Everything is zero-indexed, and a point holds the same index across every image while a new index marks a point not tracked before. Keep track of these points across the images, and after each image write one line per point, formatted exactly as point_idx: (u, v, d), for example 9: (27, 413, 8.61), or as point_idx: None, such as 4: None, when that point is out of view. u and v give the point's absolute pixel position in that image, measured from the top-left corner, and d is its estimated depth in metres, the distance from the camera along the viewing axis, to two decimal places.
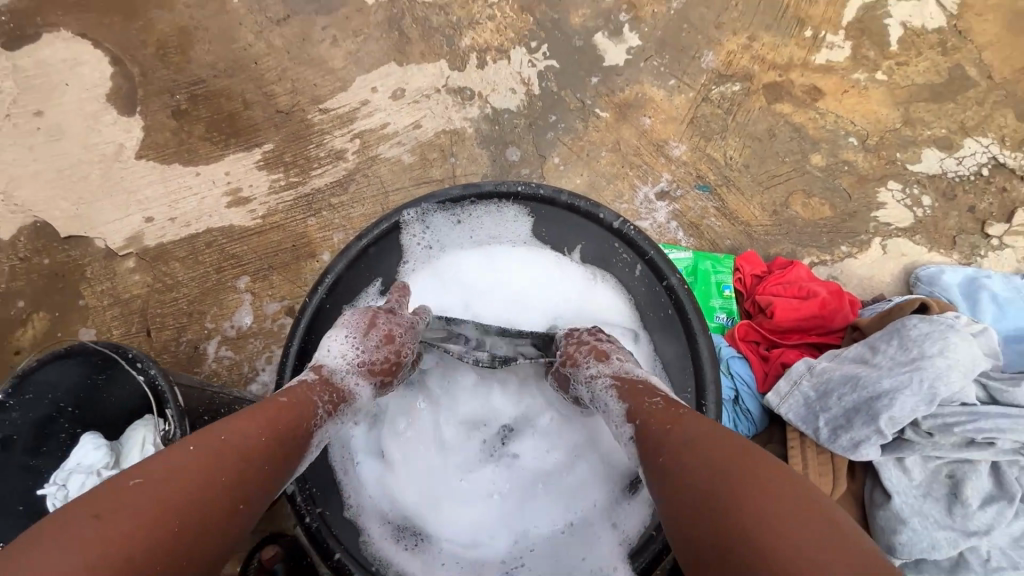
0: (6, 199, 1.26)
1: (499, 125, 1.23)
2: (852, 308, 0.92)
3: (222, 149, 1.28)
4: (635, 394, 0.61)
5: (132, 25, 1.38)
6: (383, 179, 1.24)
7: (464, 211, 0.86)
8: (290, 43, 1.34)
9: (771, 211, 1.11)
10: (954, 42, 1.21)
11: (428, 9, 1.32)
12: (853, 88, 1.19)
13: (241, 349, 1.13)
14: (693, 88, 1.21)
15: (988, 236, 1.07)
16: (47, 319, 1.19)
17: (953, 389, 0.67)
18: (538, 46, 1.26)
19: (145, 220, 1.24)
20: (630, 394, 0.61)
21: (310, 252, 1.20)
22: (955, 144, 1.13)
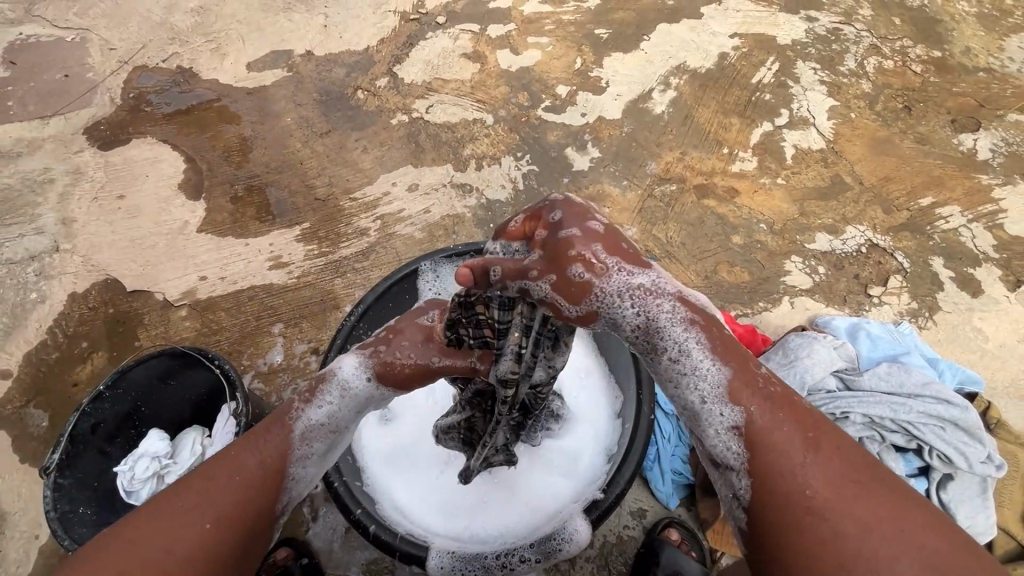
0: (85, 261, 1.54)
1: (492, 211, 1.58)
2: (764, 344, 1.19)
3: (269, 226, 1.60)
4: (727, 349, 0.58)
5: (207, 134, 1.77)
6: (399, 250, 1.55)
7: (464, 262, 1.14)
8: (330, 150, 1.73)
9: (704, 275, 1.42)
10: (832, 159, 1.62)
11: (439, 128, 1.73)
12: (761, 189, 1.57)
13: (271, 381, 1.36)
14: (641, 187, 1.58)
15: (871, 296, 1.38)
16: (105, 357, 1.40)
17: (816, 379, 0.93)
18: (523, 156, 1.66)
19: (199, 278, 1.51)
20: (726, 352, 0.58)
21: (335, 305, 1.46)
22: (840, 230, 1.48)
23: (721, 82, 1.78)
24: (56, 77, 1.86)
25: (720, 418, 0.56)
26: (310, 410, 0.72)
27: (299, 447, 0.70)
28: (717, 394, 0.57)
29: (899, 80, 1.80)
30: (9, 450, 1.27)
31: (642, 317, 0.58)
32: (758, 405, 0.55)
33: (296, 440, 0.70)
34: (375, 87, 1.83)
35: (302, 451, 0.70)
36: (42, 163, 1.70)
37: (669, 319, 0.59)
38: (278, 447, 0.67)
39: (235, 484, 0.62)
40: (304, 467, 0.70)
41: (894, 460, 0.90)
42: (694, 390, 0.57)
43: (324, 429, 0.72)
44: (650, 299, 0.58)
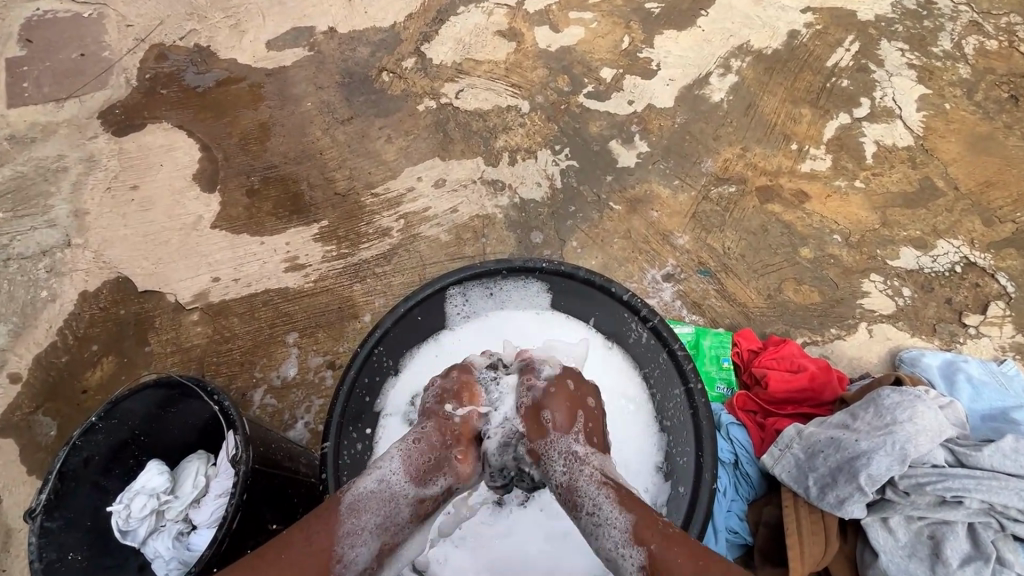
0: (97, 257, 1.46)
1: (526, 213, 1.42)
2: (841, 384, 1.03)
3: (286, 223, 1.49)
4: (632, 499, 0.66)
5: (223, 120, 1.65)
6: (423, 254, 1.42)
7: (496, 285, 1.00)
8: (352, 139, 1.59)
9: (766, 294, 1.25)
10: (921, 159, 1.40)
11: (470, 116, 1.57)
12: (835, 193, 1.36)
13: (284, 397, 1.26)
14: (695, 189, 1.40)
15: (965, 325, 1.18)
16: (115, 363, 1.33)
17: (921, 451, 0.77)
18: (561, 149, 1.49)
19: (212, 280, 1.42)
20: (631, 501, 0.66)
21: (353, 314, 1.35)
22: (929, 244, 1.28)
23: (791, 65, 1.56)
24: (71, 56, 1.77)
25: (628, 561, 0.63)
26: (368, 478, 0.70)
27: (348, 521, 0.67)
28: (624, 538, 0.64)
29: (1004, 64, 1.54)
30: (17, 460, 1.22)
31: (567, 479, 0.70)
32: (658, 543, 0.63)
33: (344, 510, 0.67)
34: (401, 68, 1.67)
35: (352, 526, 0.66)
36: (56, 149, 1.62)
37: (587, 486, 0.69)
38: (327, 529, 0.66)
39: (312, 561, 0.64)
40: (353, 547, 0.66)
41: (1015, 554, 0.73)
42: (609, 538, 0.65)
43: (389, 501, 0.69)
44: (576, 462, 0.72)
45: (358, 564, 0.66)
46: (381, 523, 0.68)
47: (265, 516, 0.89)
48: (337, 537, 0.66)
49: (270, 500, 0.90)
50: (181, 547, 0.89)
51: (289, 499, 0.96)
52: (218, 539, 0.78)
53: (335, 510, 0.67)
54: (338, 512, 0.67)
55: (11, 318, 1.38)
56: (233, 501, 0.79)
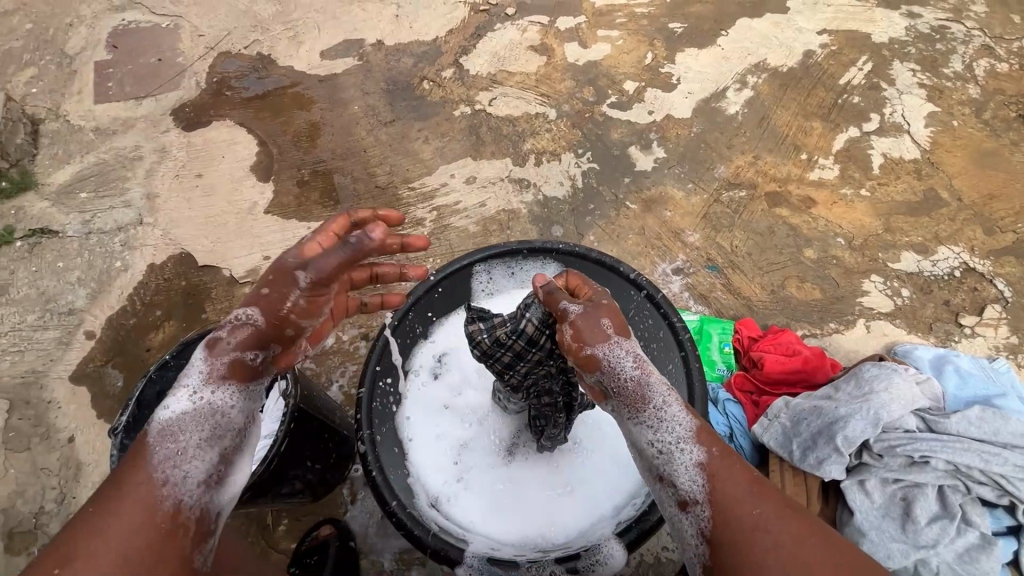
0: (164, 235, 1.64)
1: (548, 209, 1.55)
2: (833, 369, 1.10)
3: (330, 211, 1.65)
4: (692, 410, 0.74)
5: (279, 120, 1.84)
6: (452, 243, 1.55)
7: (516, 265, 1.13)
8: (393, 138, 1.76)
9: (770, 290, 1.33)
10: (927, 171, 1.47)
11: (501, 121, 1.72)
12: (841, 200, 1.45)
13: (322, 362, 1.40)
14: (707, 192, 1.50)
15: (961, 326, 1.24)
16: (175, 327, 1.50)
17: (894, 417, 0.85)
18: (584, 152, 1.61)
19: (263, 258, 1.58)
20: (691, 411, 0.74)
21: (387, 293, 1.49)
22: (930, 250, 1.35)
23: (805, 82, 1.66)
24: (151, 61, 2.00)
25: (686, 454, 0.69)
26: (169, 404, 0.71)
27: (157, 445, 0.68)
28: (687, 436, 0.70)
29: (1014, 86, 1.60)
30: (89, 406, 1.38)
31: (637, 372, 0.74)
32: (715, 453, 0.69)
33: (155, 439, 0.68)
34: (441, 77, 1.83)
35: (168, 449, 0.68)
36: (134, 141, 1.83)
37: (657, 389, 0.74)
38: (142, 462, 0.66)
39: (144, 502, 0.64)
40: (181, 468, 0.67)
41: (981, 516, 0.80)
42: (672, 434, 0.71)
43: (209, 415, 0.71)
44: (644, 364, 0.75)
45: (198, 478, 0.68)
46: (204, 437, 0.70)
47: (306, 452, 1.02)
48: (156, 463, 0.66)
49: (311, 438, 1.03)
50: None
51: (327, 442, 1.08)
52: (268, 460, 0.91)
53: (146, 444, 0.68)
54: (150, 443, 0.68)
55: (89, 284, 1.56)
56: (282, 429, 0.93)
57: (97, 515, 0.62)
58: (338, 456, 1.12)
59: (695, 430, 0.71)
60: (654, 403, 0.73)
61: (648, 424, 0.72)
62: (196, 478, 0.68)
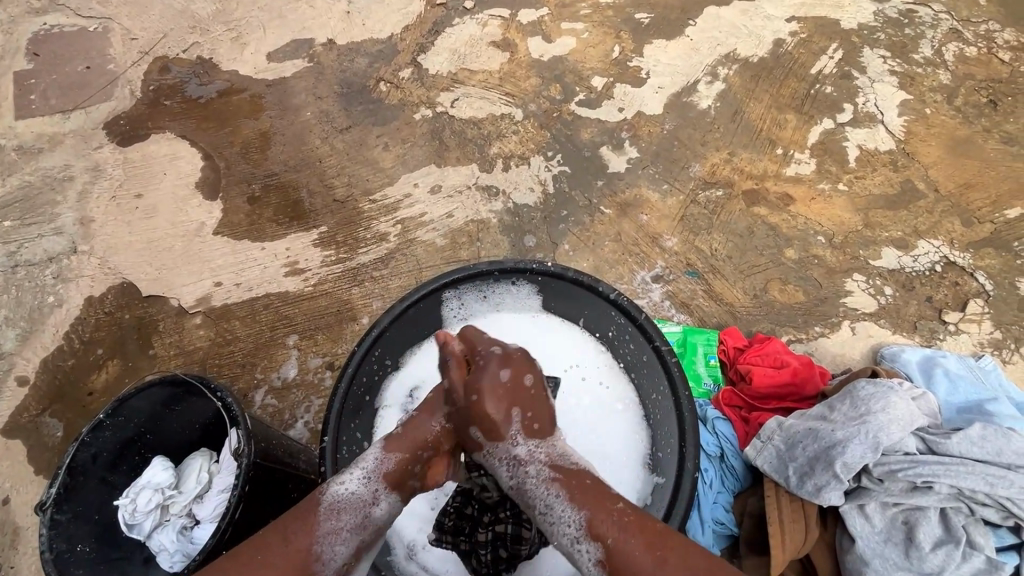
0: (102, 263, 1.50)
1: (519, 217, 1.46)
2: (822, 378, 1.06)
3: (286, 229, 1.53)
4: (583, 493, 0.66)
5: (225, 130, 1.70)
6: (419, 258, 1.46)
7: (488, 289, 1.05)
8: (350, 146, 1.64)
9: (752, 294, 1.28)
10: (903, 162, 1.44)
11: (464, 124, 1.62)
12: (819, 195, 1.40)
13: (284, 397, 1.29)
14: (683, 192, 1.44)
15: (945, 323, 1.22)
16: (120, 366, 1.37)
17: (893, 439, 0.81)
18: (554, 155, 1.53)
19: (214, 285, 1.46)
20: (583, 498, 0.66)
21: (351, 316, 1.39)
22: (910, 244, 1.32)
23: (777, 72, 1.60)
24: (78, 69, 1.82)
25: (584, 556, 0.63)
26: (345, 478, 0.71)
27: (327, 520, 0.68)
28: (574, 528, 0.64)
29: (983, 70, 1.58)
30: (25, 461, 1.25)
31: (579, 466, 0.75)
32: (615, 536, 0.63)
33: (324, 508, 0.69)
34: (398, 78, 1.72)
35: (330, 526, 0.67)
36: (62, 159, 1.67)
37: (540, 491, 0.68)
38: (307, 526, 0.67)
39: (290, 561, 0.64)
40: (331, 546, 0.67)
41: (985, 537, 0.77)
42: (563, 535, 0.65)
43: (367, 505, 0.70)
44: (520, 467, 0.71)
45: (336, 563, 0.67)
46: (359, 523, 0.69)
47: (266, 508, 0.92)
48: (316, 535, 0.67)
49: (271, 491, 0.94)
50: (184, 541, 0.92)
51: (291, 492, 1.00)
52: (221, 529, 0.81)
53: (315, 508, 0.69)
54: (318, 510, 0.69)
55: (18, 323, 1.41)
56: (235, 493, 0.82)
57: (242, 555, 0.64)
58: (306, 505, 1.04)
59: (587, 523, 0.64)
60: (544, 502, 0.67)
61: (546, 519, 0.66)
62: (340, 557, 0.67)
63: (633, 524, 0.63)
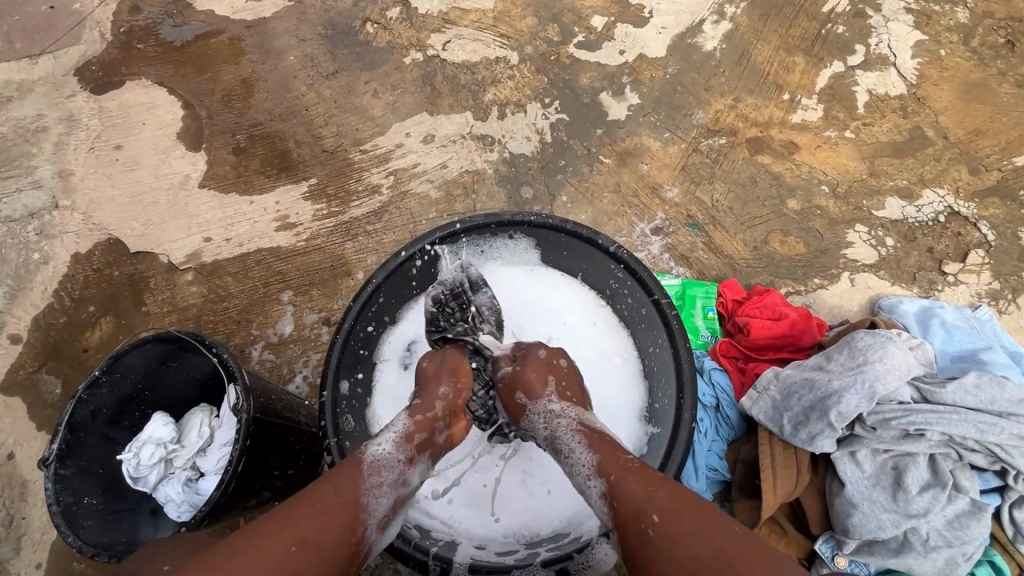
0: (86, 219, 1.46)
1: (516, 167, 1.42)
2: (820, 330, 1.06)
3: (274, 181, 1.48)
4: (601, 442, 0.72)
5: (205, 76, 1.61)
6: (413, 211, 1.42)
7: (485, 244, 1.03)
8: (338, 94, 1.56)
9: (752, 246, 1.27)
10: (913, 108, 1.39)
11: (457, 69, 1.54)
12: (825, 143, 1.36)
13: (282, 352, 1.29)
14: (685, 141, 1.39)
15: (945, 274, 1.21)
16: (113, 323, 1.35)
17: (889, 389, 0.81)
18: (551, 102, 1.47)
19: (204, 240, 1.42)
20: (598, 444, 0.72)
21: (346, 271, 1.37)
22: (915, 194, 1.29)
23: (788, 11, 1.51)
24: (41, 9, 1.69)
25: (592, 489, 0.68)
26: (380, 441, 0.75)
27: (370, 475, 0.71)
28: (589, 470, 0.70)
29: (1004, 7, 1.50)
30: (26, 417, 1.26)
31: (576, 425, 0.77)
32: (618, 475, 0.67)
33: (365, 468, 0.71)
34: (386, 19, 1.62)
35: (374, 480, 0.71)
36: (34, 108, 1.58)
37: (567, 441, 0.75)
38: (352, 480, 0.69)
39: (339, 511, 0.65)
40: (376, 498, 0.70)
41: (970, 481, 0.79)
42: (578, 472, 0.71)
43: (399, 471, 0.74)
44: (554, 418, 0.79)
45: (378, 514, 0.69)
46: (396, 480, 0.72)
47: (269, 462, 0.94)
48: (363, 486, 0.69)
49: (273, 445, 0.94)
50: (190, 492, 0.95)
51: (293, 445, 1.01)
52: (225, 481, 0.82)
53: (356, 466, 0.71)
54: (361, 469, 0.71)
55: (4, 281, 1.38)
56: (238, 447, 0.83)
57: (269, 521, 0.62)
58: (308, 456, 1.06)
59: (599, 463, 0.69)
60: (566, 445, 0.75)
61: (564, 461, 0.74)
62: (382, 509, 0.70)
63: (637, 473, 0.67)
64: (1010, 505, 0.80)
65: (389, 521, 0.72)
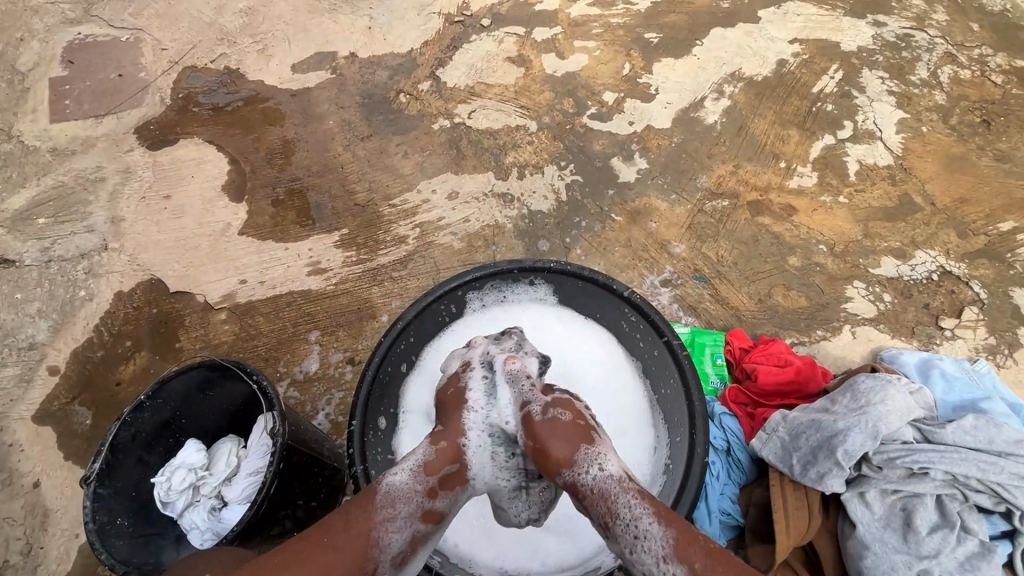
0: (132, 261, 1.57)
1: (534, 222, 1.53)
2: (824, 377, 1.12)
3: (309, 230, 1.59)
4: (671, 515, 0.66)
5: (251, 137, 1.77)
6: (437, 260, 1.52)
7: (508, 291, 1.11)
8: (371, 154, 1.71)
9: (757, 299, 1.34)
10: (901, 176, 1.51)
11: (481, 134, 1.69)
12: (821, 207, 1.47)
13: (306, 389, 1.35)
14: (690, 202, 1.51)
15: (942, 328, 1.28)
16: (147, 358, 1.42)
17: (892, 429, 0.87)
18: (566, 165, 1.60)
19: (239, 282, 1.52)
20: (669, 517, 0.66)
21: (371, 314, 1.45)
22: (908, 254, 1.38)
23: (779, 91, 1.67)
24: (110, 77, 1.90)
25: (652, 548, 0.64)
26: (399, 470, 0.74)
27: (383, 507, 0.70)
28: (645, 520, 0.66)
29: (977, 91, 1.66)
30: (55, 446, 1.31)
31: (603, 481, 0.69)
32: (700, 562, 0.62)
33: (379, 498, 0.71)
34: (418, 90, 1.80)
35: (387, 514, 0.70)
36: (95, 161, 1.74)
37: (623, 495, 0.68)
38: (367, 512, 0.69)
39: (354, 546, 0.67)
40: (390, 532, 0.69)
41: (978, 522, 0.83)
42: (648, 552, 0.64)
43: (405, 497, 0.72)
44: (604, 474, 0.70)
45: (393, 549, 0.68)
46: (414, 512, 0.71)
47: (295, 491, 0.97)
48: (373, 525, 0.68)
49: (299, 476, 0.97)
50: (214, 520, 0.97)
51: (317, 477, 1.04)
52: (257, 503, 0.86)
53: (372, 498, 0.71)
54: (375, 501, 0.71)
55: (50, 315, 1.47)
56: (271, 470, 0.88)
57: (338, 523, 0.69)
58: (329, 488, 1.09)
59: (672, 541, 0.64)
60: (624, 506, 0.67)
61: (623, 547, 0.66)
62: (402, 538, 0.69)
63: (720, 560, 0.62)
64: (1021, 551, 0.82)
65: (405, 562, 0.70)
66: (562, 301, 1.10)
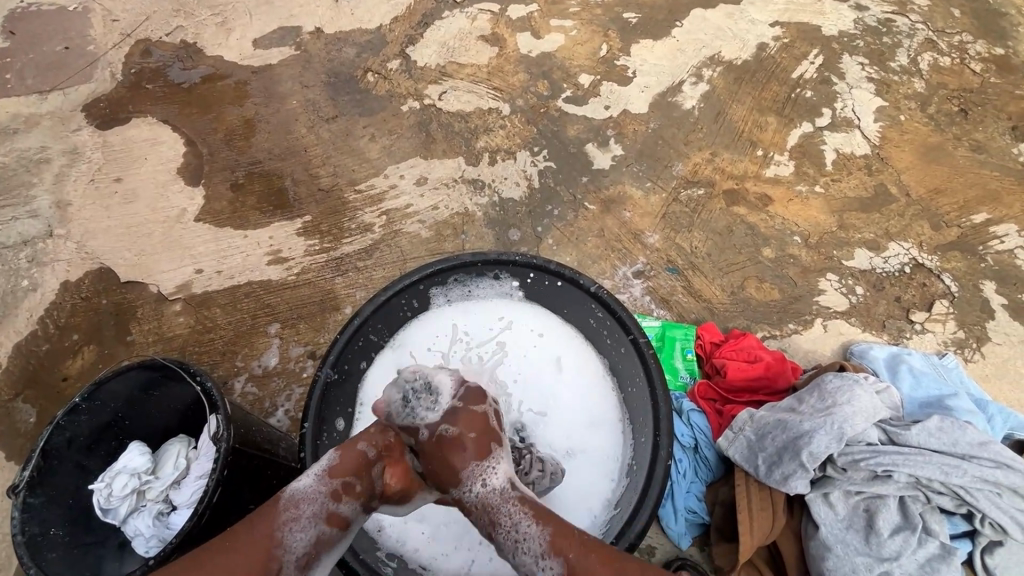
0: (79, 248, 1.48)
1: (505, 211, 1.48)
2: (793, 373, 1.10)
3: (269, 217, 1.52)
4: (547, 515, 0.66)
5: (209, 116, 1.67)
6: (404, 249, 1.46)
7: (473, 285, 1.06)
8: (336, 137, 1.63)
9: (730, 291, 1.32)
10: (877, 166, 1.48)
11: (452, 117, 1.62)
12: (797, 197, 1.44)
13: (265, 385, 1.30)
14: (666, 190, 1.47)
15: (913, 322, 1.28)
16: (96, 352, 1.35)
17: (856, 430, 0.86)
18: (540, 150, 1.55)
19: (195, 271, 1.45)
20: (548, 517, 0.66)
21: (334, 305, 1.39)
22: (881, 246, 1.37)
23: (759, 76, 1.63)
24: (56, 49, 1.78)
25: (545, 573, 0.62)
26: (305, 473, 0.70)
27: (286, 510, 0.66)
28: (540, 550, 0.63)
29: (956, 79, 1.63)
30: None
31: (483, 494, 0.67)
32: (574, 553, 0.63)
33: (283, 502, 0.67)
34: (386, 69, 1.72)
35: (289, 515, 0.66)
36: (39, 140, 1.63)
37: (504, 506, 0.66)
38: (268, 517, 0.66)
39: (254, 548, 0.63)
40: (295, 534, 0.65)
41: (939, 524, 0.82)
42: (526, 552, 0.64)
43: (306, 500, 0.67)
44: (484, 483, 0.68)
45: (297, 550, 0.65)
46: (318, 513, 0.67)
47: (244, 495, 0.92)
48: (273, 529, 0.65)
49: (248, 479, 0.93)
50: (160, 526, 0.92)
51: (269, 480, 0.99)
52: (198, 512, 0.81)
53: (275, 502, 0.67)
54: (277, 504, 0.67)
55: None
56: (214, 476, 0.83)
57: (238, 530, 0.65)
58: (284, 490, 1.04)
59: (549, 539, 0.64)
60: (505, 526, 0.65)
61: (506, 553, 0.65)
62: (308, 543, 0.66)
63: (596, 552, 0.63)
64: (979, 550, 0.83)
65: (313, 563, 0.66)
66: (530, 297, 1.07)
